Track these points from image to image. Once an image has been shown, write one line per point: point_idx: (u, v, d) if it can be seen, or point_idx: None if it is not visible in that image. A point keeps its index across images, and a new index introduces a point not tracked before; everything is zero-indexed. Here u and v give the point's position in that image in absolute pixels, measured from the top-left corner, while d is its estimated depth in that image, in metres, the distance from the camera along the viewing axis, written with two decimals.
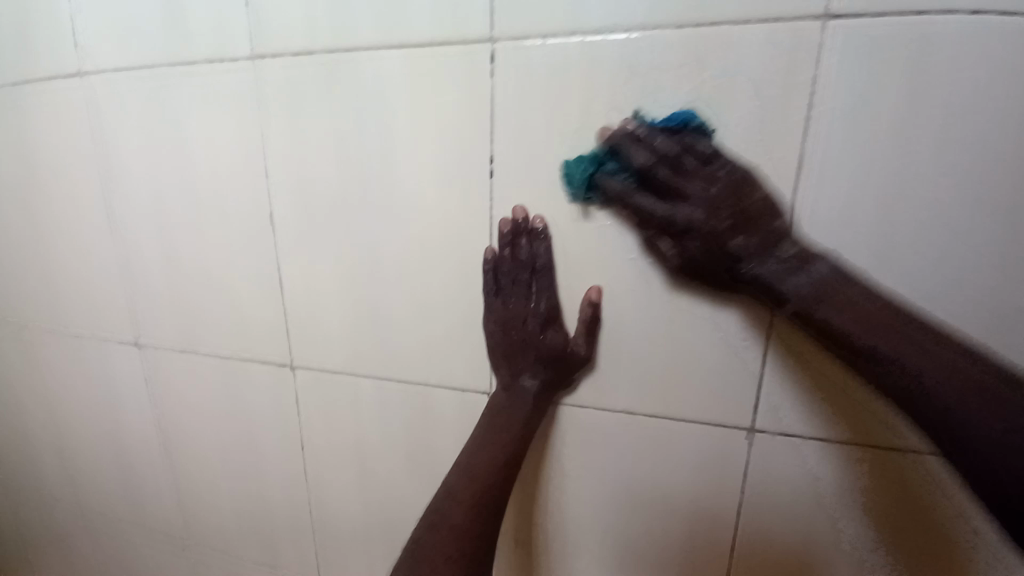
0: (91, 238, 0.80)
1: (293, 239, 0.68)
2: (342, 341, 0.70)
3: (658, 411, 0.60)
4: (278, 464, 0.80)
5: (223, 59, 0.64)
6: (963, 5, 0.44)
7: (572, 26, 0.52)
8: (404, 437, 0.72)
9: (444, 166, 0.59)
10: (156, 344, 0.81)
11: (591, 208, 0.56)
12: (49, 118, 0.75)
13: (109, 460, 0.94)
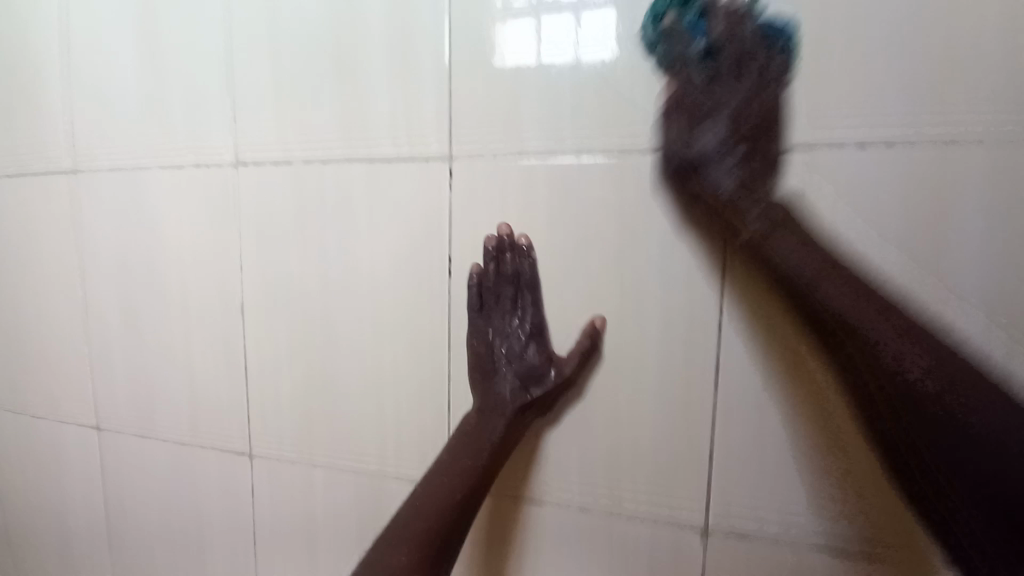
0: (56, 322, 0.78)
1: (251, 328, 0.68)
2: (294, 430, 0.68)
3: (613, 509, 0.59)
4: (224, 556, 0.75)
5: (202, 151, 0.66)
6: (873, 140, 0.48)
7: (519, 147, 0.56)
8: (352, 534, 0.68)
9: (400, 265, 0.61)
10: (108, 423, 0.78)
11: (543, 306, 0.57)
12: (25, 201, 0.77)
13: (46, 545, 0.88)
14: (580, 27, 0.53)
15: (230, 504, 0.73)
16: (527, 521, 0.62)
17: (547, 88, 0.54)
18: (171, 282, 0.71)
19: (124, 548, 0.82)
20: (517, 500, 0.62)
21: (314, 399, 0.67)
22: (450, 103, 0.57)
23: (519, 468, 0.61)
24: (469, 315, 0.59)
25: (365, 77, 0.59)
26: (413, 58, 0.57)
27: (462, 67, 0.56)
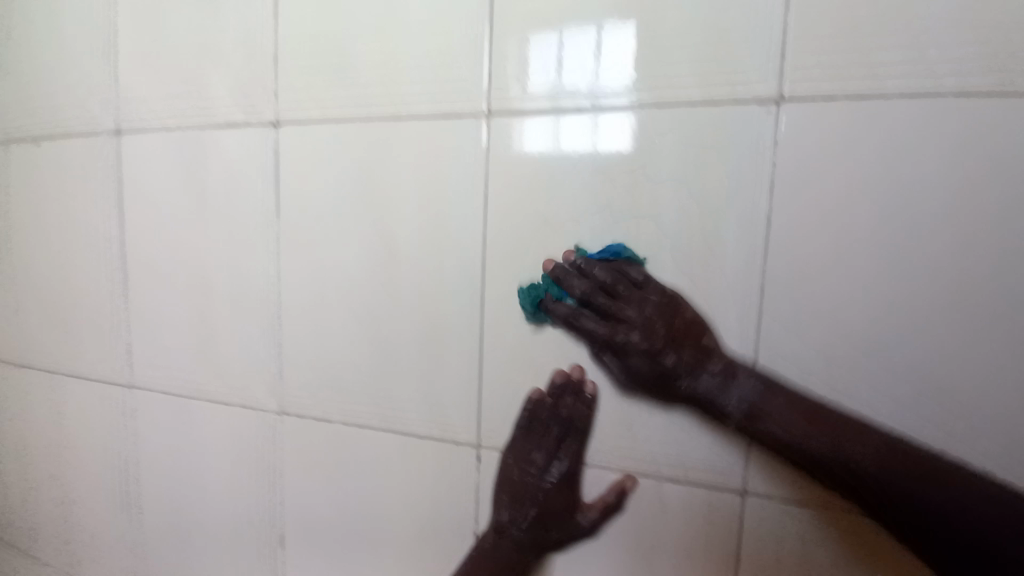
0: (86, 359, 0.74)
1: (203, 293, 0.66)
2: (244, 391, 0.65)
3: (645, 455, 0.52)
4: (178, 542, 0.72)
5: (233, 177, 0.62)
6: (853, 72, 0.43)
7: (470, 92, 0.53)
8: (307, 511, 0.65)
9: (349, 217, 0.58)
10: (66, 410, 0.77)
11: (508, 257, 0.54)
12: None
13: (10, 541, 0.86)
14: (602, 54, 0.49)
15: (182, 483, 0.71)
16: (577, 451, 0.53)
17: (613, 110, 0.49)
18: (199, 321, 0.66)
19: (120, 543, 0.77)
20: (571, 430, 0.53)
21: (346, 458, 0.61)
22: (504, 129, 0.52)
23: (581, 401, 0.52)
24: (423, 274, 0.56)
25: (411, 87, 0.54)
26: (464, 72, 0.52)
27: (512, 83, 0.51)
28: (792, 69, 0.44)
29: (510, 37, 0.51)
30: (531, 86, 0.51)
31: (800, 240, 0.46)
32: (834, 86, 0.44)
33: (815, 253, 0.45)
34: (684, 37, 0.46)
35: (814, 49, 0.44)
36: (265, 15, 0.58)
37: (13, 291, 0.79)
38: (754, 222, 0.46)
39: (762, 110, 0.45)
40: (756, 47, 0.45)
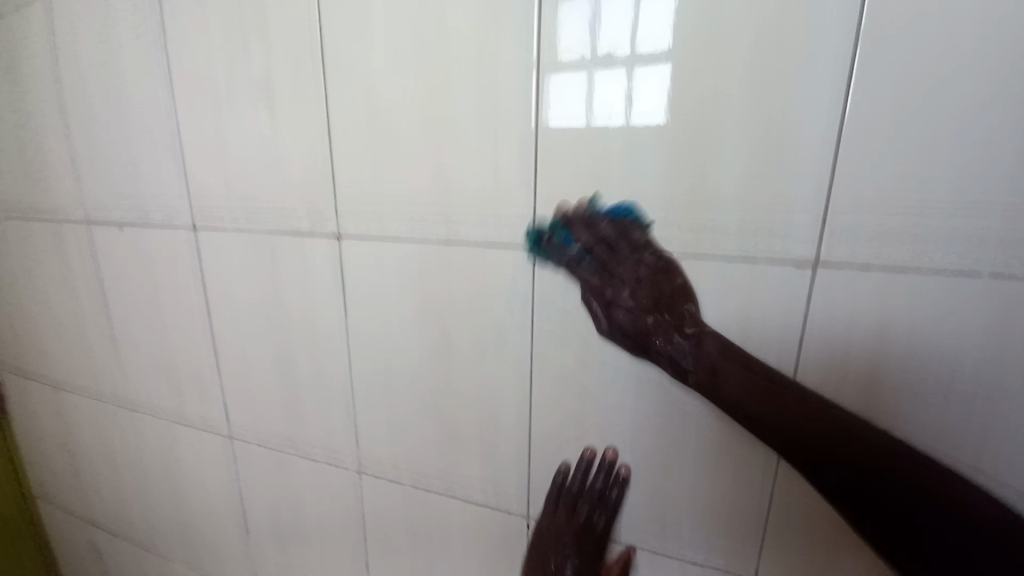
0: (194, 415, 0.88)
1: (281, 360, 0.76)
2: (325, 442, 0.76)
3: (661, 539, 0.60)
4: (284, 553, 0.88)
5: (300, 264, 0.69)
6: (899, 186, 0.42)
7: (508, 197, 0.55)
8: (387, 540, 0.77)
9: (405, 309, 0.64)
10: (179, 447, 0.92)
11: (549, 354, 0.59)
12: (76, 271, 0.89)
13: (148, 543, 1.06)
14: (642, 15, 0.46)
15: (283, 510, 0.85)
16: (605, 519, 0.61)
17: (654, 258, 0.51)
18: (288, 396, 0.77)
19: (237, 549, 0.94)
20: (601, 500, 0.61)
21: (420, 514, 0.73)
22: (548, 263, 0.55)
23: (611, 479, 0.60)
24: (473, 364, 0.63)
25: (464, 219, 0.58)
26: (512, 209, 0.55)
27: (557, 224, 0.54)
28: (834, 235, 0.45)
29: (555, 179, 0.53)
30: (562, 54, 0.50)
31: (827, 360, 0.48)
32: (879, 255, 0.44)
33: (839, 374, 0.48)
34: (726, 195, 0.47)
35: (856, 218, 0.44)
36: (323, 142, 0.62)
37: (123, 356, 0.92)
38: (787, 369, 0.50)
39: (797, 270, 0.47)
40: (798, 211, 0.46)
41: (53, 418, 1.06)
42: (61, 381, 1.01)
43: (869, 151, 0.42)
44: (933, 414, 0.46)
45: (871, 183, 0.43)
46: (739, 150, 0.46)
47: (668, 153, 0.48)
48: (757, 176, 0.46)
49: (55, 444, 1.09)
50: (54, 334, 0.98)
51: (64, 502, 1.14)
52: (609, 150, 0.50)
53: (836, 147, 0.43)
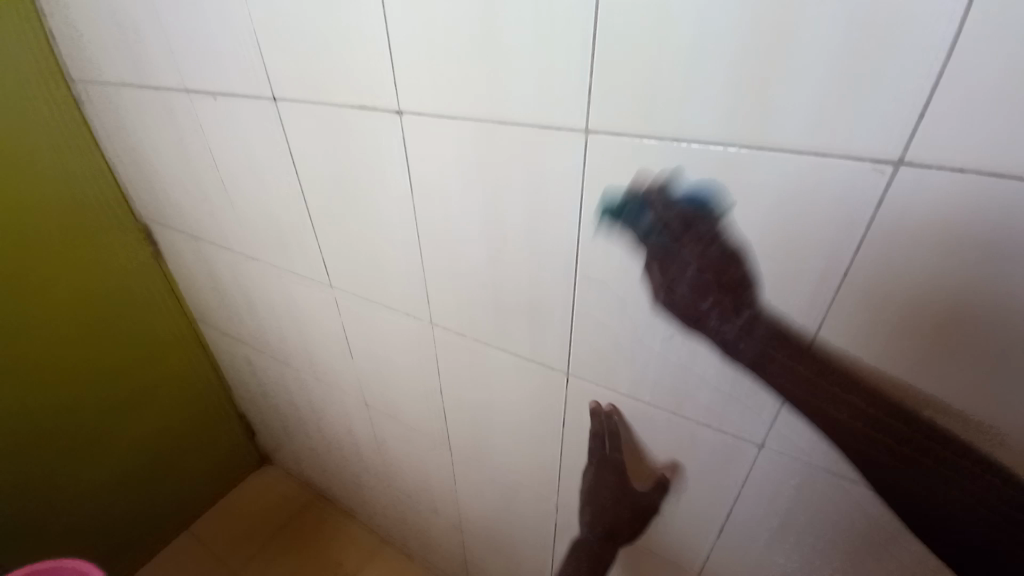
0: (301, 269, 1.05)
1: (359, 221, 0.85)
2: (400, 293, 0.89)
3: (675, 405, 0.68)
4: (378, 376, 1.12)
5: (367, 129, 0.72)
6: None
7: (564, 55, 0.52)
8: (453, 377, 0.94)
9: (460, 179, 0.67)
10: (292, 291, 1.13)
11: (594, 228, 0.60)
12: (186, 138, 1.02)
13: (283, 361, 1.38)
14: None
15: (373, 345, 1.05)
16: (627, 441, 0.76)
17: (711, 144, 0.48)
18: (370, 260, 0.89)
19: (345, 370, 1.20)
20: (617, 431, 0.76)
21: (479, 363, 0.87)
22: (598, 147, 0.55)
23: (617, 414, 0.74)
24: (523, 235, 0.67)
25: (515, 98, 0.57)
26: (568, 88, 0.53)
27: (613, 103, 0.51)
28: (939, 98, 0.39)
29: (615, 54, 0.49)
30: None
31: (896, 238, 0.44)
32: (979, 154, 0.39)
33: (904, 254, 0.45)
34: (808, 78, 0.42)
35: (966, 109, 0.38)
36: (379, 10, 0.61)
37: (238, 218, 1.08)
38: (839, 266, 0.48)
39: (873, 168, 0.43)
40: (893, 98, 0.40)
41: (197, 261, 1.33)
42: (196, 233, 1.24)
43: (1007, 23, 0.35)
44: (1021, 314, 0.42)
45: (994, 58, 0.36)
46: (837, 20, 0.39)
47: (750, 22, 0.42)
48: (852, 55, 0.40)
49: (205, 282, 1.38)
50: (182, 193, 1.17)
51: (219, 326, 1.50)
52: (681, 17, 0.44)
53: (961, 17, 0.36)
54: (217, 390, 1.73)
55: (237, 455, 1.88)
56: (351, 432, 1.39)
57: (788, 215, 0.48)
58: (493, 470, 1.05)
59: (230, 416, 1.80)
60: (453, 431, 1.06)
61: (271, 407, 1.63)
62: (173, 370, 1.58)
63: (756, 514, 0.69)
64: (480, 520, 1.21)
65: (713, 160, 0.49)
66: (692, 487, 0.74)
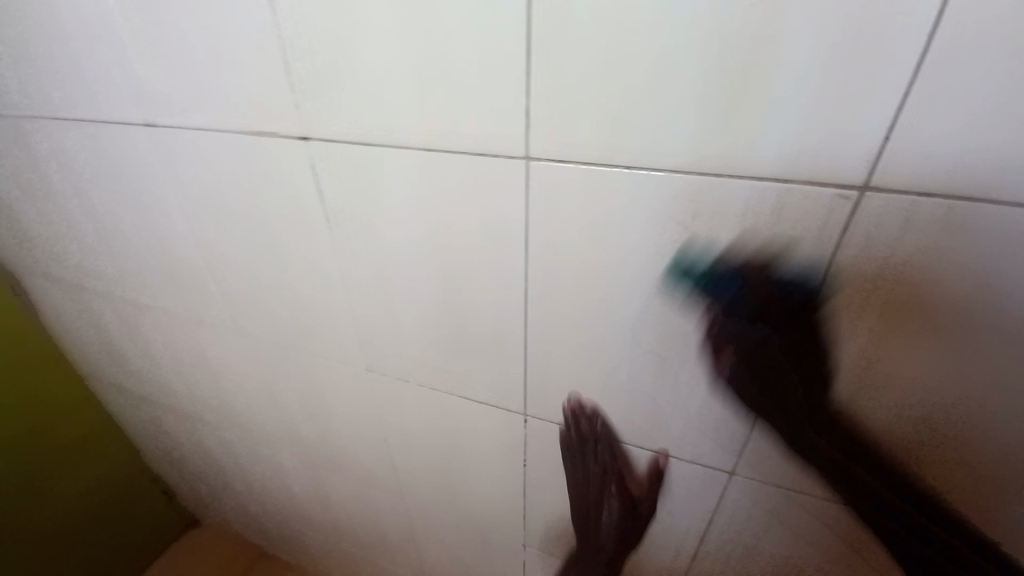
0: (210, 316, 0.90)
1: (274, 263, 0.73)
2: (330, 341, 0.78)
3: (646, 440, 0.63)
4: (313, 430, 0.98)
5: (273, 158, 0.61)
6: (1006, 54, 0.32)
7: (500, 74, 0.45)
8: (401, 426, 0.84)
9: (390, 213, 0.58)
10: (203, 342, 0.97)
11: (546, 263, 0.54)
12: (49, 171, 0.84)
13: (200, 418, 1.19)
14: None
15: (305, 397, 0.92)
16: (609, 450, 0.67)
17: (669, 172, 0.44)
18: (292, 305, 0.77)
19: (275, 424, 1.05)
20: (599, 440, 0.66)
21: (430, 409, 0.78)
22: (545, 176, 0.48)
23: (599, 414, 0.64)
24: (466, 274, 0.59)
25: (447, 123, 0.49)
26: (505, 110, 0.46)
27: (557, 127, 0.45)
28: (904, 121, 0.36)
29: (557, 72, 0.43)
30: None
31: (862, 265, 0.42)
32: (943, 177, 0.37)
33: (868, 278, 0.43)
34: (771, 99, 0.38)
35: (932, 129, 0.36)
36: (272, 21, 0.51)
37: (125, 261, 0.91)
38: (807, 294, 0.45)
39: (837, 194, 0.40)
40: (857, 120, 0.37)
41: (81, 313, 1.12)
42: (76, 280, 1.04)
43: (977, 39, 0.32)
44: (986, 331, 0.42)
45: (960, 79, 0.34)
46: (800, 36, 0.36)
47: (707, 37, 0.37)
48: (815, 75, 0.36)
49: (93, 335, 1.16)
50: (51, 235, 0.97)
51: (118, 383, 1.28)
52: (630, 31, 0.39)
53: (930, 33, 0.33)
54: (126, 453, 1.48)
55: (155, 527, 1.63)
56: (289, 489, 1.23)
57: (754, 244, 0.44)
58: (455, 517, 0.96)
59: (144, 482, 1.55)
60: (406, 483, 0.95)
61: (193, 469, 1.42)
62: (68, 439, 1.32)
63: (727, 537, 0.68)
64: (444, 569, 1.11)
65: (670, 189, 0.45)
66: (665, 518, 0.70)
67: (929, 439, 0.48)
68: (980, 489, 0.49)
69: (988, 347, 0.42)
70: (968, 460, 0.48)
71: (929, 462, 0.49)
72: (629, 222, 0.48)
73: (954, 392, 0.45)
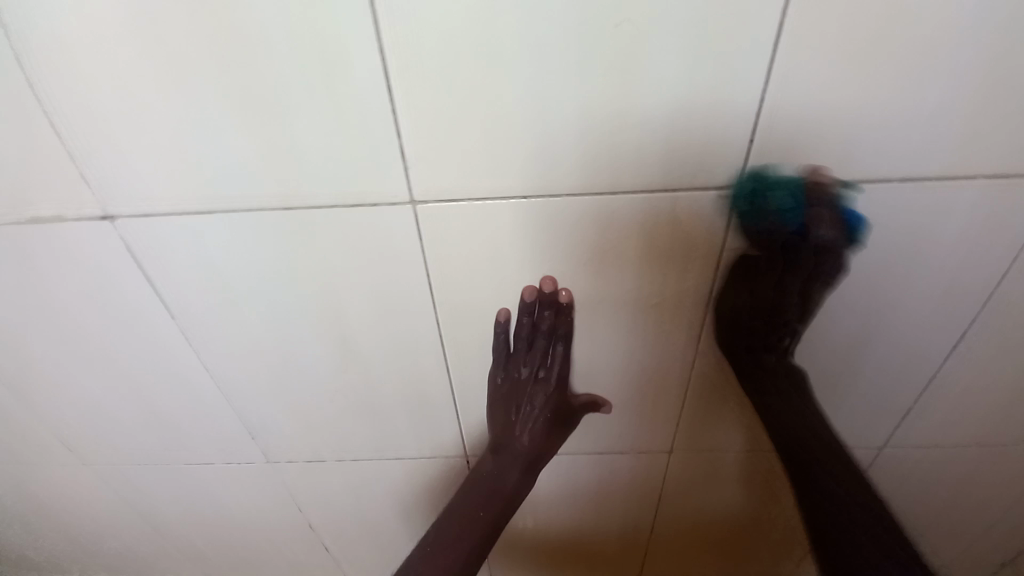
0: (26, 455, 0.68)
1: (110, 372, 0.57)
2: (213, 445, 0.64)
3: (590, 446, 0.64)
4: (217, 543, 0.82)
5: (76, 248, 0.47)
6: (831, 61, 0.37)
7: (367, 116, 0.39)
8: (328, 509, 0.73)
9: (258, 287, 0.48)
10: (27, 486, 0.74)
11: (459, 307, 0.49)
12: None
13: (51, 573, 0.92)
14: None
15: (195, 512, 0.75)
16: (563, 359, 0.51)
17: (566, 196, 0.42)
18: (148, 415, 0.61)
19: (161, 552, 0.85)
20: (557, 340, 0.49)
21: (357, 481, 0.68)
22: (438, 217, 0.43)
23: (551, 317, 0.47)
24: (370, 335, 0.52)
25: (311, 177, 0.41)
26: (375, 154, 0.40)
27: (439, 166, 0.41)
28: (762, 125, 0.39)
29: (429, 108, 0.39)
30: None
31: (749, 246, 0.46)
32: (799, 168, 0.41)
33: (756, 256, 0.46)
34: (648, 116, 0.39)
35: (787, 128, 0.40)
36: (22, 80, 0.39)
37: None
38: (716, 274, 0.47)
39: (718, 195, 0.43)
40: (724, 127, 0.40)
41: None
42: None
43: (803, 47, 0.36)
44: (848, 282, 0.48)
45: (799, 83, 0.38)
46: (660, 56, 0.37)
47: (578, 63, 0.37)
48: (682, 91, 0.38)
49: None
50: None
51: None
52: (499, 62, 0.37)
53: (773, 48, 0.36)
54: None
55: None
56: None
57: (657, 245, 0.45)
58: None
59: None
60: (346, 565, 0.84)
61: None
62: None
63: (675, 505, 0.71)
64: None
65: (571, 212, 0.43)
66: (618, 507, 0.72)
67: (816, 388, 0.57)
68: (859, 406, 0.58)
69: (850, 294, 0.49)
70: (849, 383, 0.56)
71: (822, 391, 0.57)
72: (536, 249, 0.46)
73: (831, 347, 0.53)
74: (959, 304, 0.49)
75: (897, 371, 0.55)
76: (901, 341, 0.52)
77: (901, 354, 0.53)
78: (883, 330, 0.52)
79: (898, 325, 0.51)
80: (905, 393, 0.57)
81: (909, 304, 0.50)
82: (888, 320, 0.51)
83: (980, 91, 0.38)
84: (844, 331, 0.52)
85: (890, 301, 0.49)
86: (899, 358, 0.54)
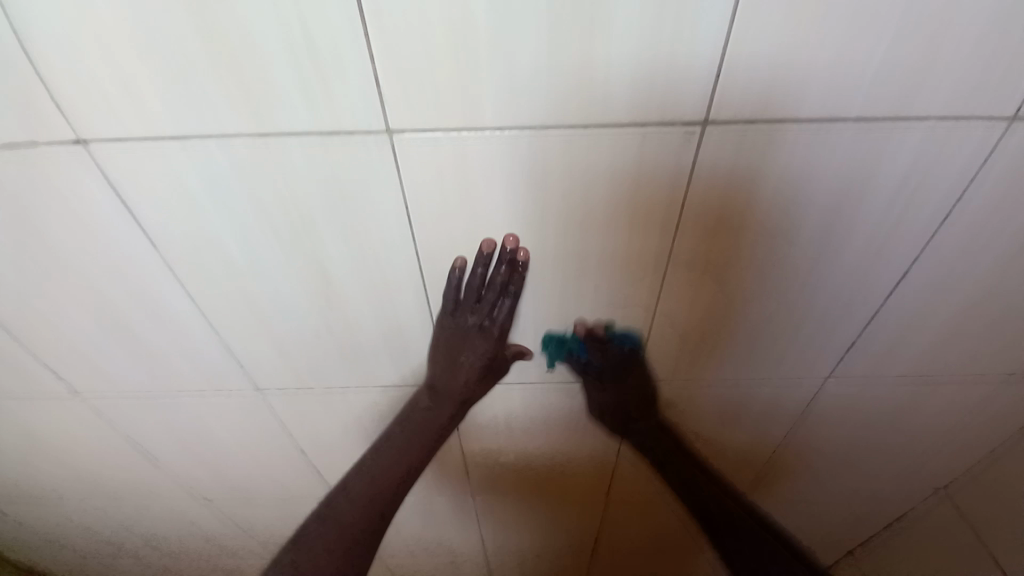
0: (17, 385, 0.70)
1: (98, 304, 0.58)
2: (204, 375, 0.66)
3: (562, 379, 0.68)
4: (213, 471, 0.86)
5: (52, 175, 0.46)
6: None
7: (340, 39, 0.38)
8: (317, 439, 0.78)
9: (238, 219, 0.49)
10: (24, 418, 0.76)
11: (437, 241, 0.51)
12: None
13: (54, 502, 0.97)
14: None
15: (191, 442, 0.79)
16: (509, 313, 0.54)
17: (540, 129, 0.43)
18: (138, 347, 0.63)
19: (160, 480, 0.90)
20: (506, 295, 0.52)
21: (344, 411, 0.73)
22: (414, 149, 0.44)
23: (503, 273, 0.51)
24: (351, 269, 0.53)
25: (285, 105, 0.42)
26: (347, 81, 0.40)
27: (413, 94, 0.41)
28: (730, 60, 0.40)
29: (403, 34, 0.39)
30: None
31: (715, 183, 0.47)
32: (763, 107, 0.43)
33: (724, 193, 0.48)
34: (618, 46, 0.39)
35: (753, 64, 0.41)
36: None
37: None
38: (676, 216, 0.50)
39: (686, 131, 0.44)
40: (693, 60, 0.40)
41: None
42: None
43: None
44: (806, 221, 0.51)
45: (768, 19, 0.39)
46: None
47: None
48: (652, 20, 0.38)
49: None
50: None
51: None
52: None
53: None
54: None
55: None
56: (197, 541, 1.08)
57: (628, 181, 0.47)
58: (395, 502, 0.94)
59: None
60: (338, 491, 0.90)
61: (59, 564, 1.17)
62: None
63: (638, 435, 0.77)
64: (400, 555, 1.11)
65: (544, 146, 0.45)
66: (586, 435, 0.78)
67: (773, 321, 0.60)
68: (811, 340, 0.63)
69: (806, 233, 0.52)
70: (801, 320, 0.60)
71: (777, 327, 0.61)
72: (510, 183, 0.47)
73: (788, 286, 0.57)
74: (902, 244, 0.53)
75: (845, 307, 0.59)
76: (850, 277, 0.56)
77: (850, 289, 0.57)
78: (835, 267, 0.55)
79: (850, 262, 0.55)
80: (851, 327, 0.61)
81: (863, 241, 0.53)
82: (842, 257, 0.54)
83: (938, 31, 0.40)
84: (799, 271, 0.55)
85: (843, 239, 0.53)
86: (849, 293, 0.58)
